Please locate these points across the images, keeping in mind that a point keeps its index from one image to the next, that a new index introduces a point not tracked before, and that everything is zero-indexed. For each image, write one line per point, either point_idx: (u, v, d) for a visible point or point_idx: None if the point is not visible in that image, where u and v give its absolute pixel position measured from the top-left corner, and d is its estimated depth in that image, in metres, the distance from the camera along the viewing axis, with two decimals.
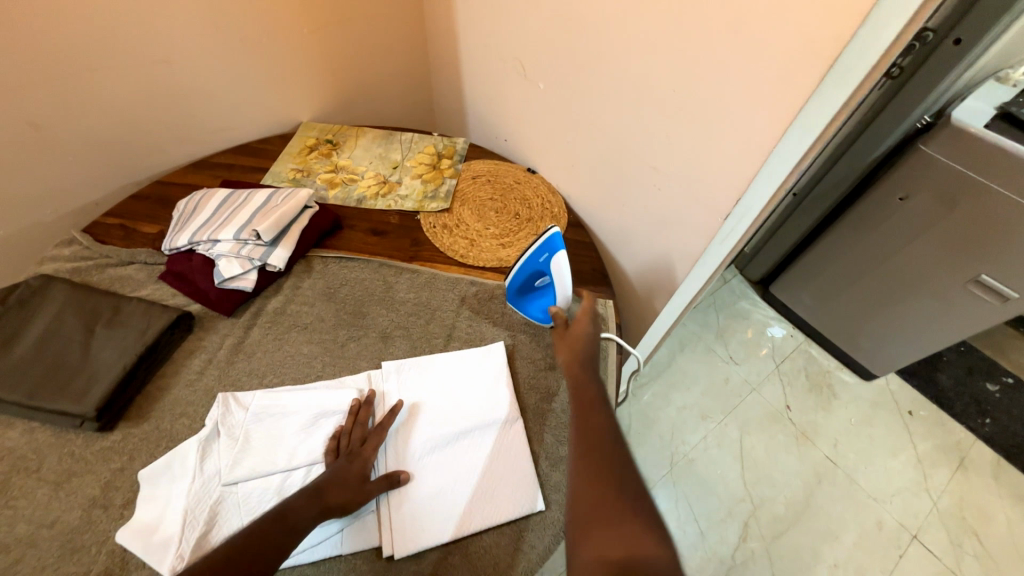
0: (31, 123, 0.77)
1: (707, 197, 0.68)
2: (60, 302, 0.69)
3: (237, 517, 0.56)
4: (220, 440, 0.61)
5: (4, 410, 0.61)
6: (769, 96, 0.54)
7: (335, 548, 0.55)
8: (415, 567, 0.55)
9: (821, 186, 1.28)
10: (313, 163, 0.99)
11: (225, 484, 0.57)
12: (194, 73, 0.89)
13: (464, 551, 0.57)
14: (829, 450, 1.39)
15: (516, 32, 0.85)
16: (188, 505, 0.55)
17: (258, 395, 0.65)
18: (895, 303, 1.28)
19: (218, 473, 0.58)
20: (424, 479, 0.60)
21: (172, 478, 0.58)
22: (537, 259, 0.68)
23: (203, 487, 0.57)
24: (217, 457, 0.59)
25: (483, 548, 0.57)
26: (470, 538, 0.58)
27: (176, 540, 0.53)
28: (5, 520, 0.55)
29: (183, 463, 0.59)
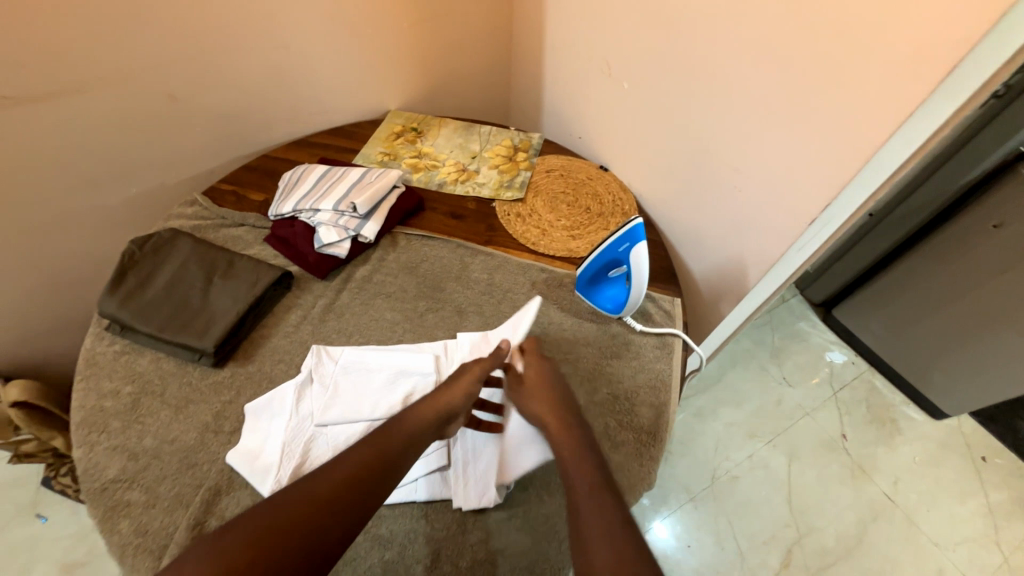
0: (169, 95, 0.89)
1: (790, 203, 0.69)
2: (185, 252, 0.77)
3: (326, 455, 0.62)
4: (313, 386, 0.67)
5: (138, 339, 0.71)
6: (879, 100, 0.54)
7: (409, 495, 0.60)
8: (479, 523, 0.59)
9: (903, 207, 1.22)
10: (399, 149, 1.06)
11: (317, 425, 0.63)
12: (307, 60, 0.98)
13: (527, 515, 0.60)
14: (887, 486, 1.31)
15: (606, 33, 0.89)
16: (286, 439, 0.62)
17: (347, 351, 0.71)
18: (978, 336, 1.20)
19: (311, 415, 0.65)
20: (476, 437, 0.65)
21: (272, 413, 0.65)
22: (617, 248, 0.69)
23: (298, 425, 0.64)
24: (310, 401, 0.66)
25: (544, 515, 0.60)
26: (533, 504, 0.61)
27: (276, 466, 0.60)
28: (135, 432, 0.64)
29: (282, 402, 0.66)
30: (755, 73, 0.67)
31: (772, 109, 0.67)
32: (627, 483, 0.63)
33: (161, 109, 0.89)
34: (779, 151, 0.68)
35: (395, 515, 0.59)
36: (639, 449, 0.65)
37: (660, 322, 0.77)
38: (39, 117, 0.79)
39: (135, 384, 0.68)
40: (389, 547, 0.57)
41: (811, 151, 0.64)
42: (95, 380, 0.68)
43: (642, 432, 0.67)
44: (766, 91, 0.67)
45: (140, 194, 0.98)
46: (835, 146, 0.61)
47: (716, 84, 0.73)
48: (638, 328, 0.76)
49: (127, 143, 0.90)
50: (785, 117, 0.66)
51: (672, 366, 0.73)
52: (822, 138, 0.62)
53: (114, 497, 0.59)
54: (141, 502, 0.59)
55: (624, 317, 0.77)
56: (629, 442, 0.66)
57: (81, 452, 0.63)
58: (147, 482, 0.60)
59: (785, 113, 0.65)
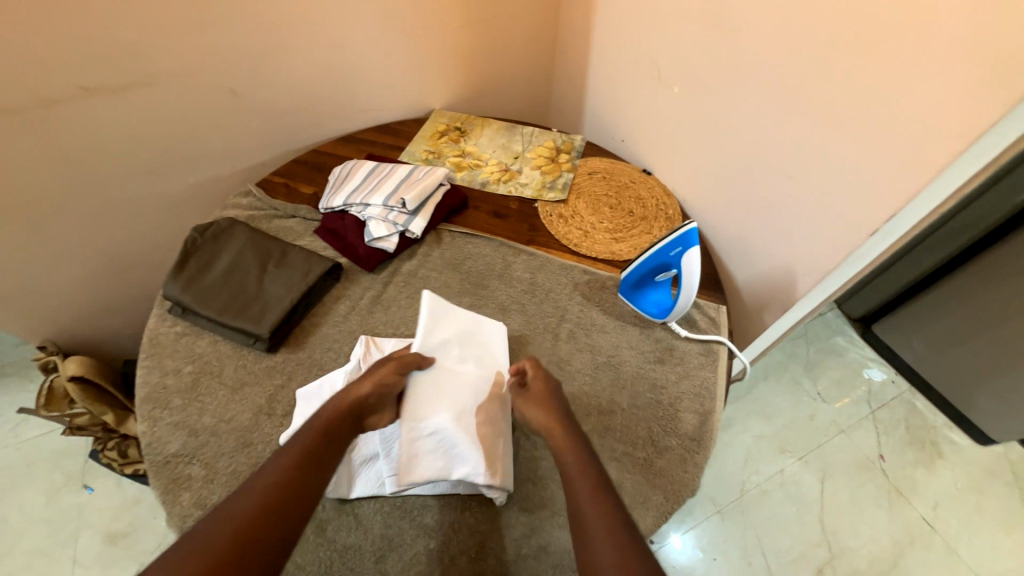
0: (231, 90, 0.93)
1: (849, 212, 0.68)
2: (241, 240, 0.80)
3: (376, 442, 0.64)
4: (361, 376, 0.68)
5: (197, 322, 0.74)
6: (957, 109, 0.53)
7: (446, 488, 0.62)
8: (525, 517, 0.60)
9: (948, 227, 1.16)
10: (443, 147, 1.07)
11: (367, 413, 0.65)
12: (360, 58, 1.01)
13: None
14: (927, 511, 1.24)
15: (659, 37, 0.89)
16: None
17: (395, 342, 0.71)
18: None
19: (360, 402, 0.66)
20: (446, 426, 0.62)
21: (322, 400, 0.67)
22: (668, 252, 0.69)
23: None
24: None
25: None
26: None
27: None
28: (195, 410, 0.67)
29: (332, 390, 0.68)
30: (817, 81, 0.66)
31: (836, 117, 0.66)
32: (672, 489, 0.63)
33: (221, 103, 0.93)
34: (841, 159, 0.67)
35: (442, 506, 0.61)
36: (684, 455, 0.65)
37: (705, 329, 0.76)
38: (112, 108, 0.84)
39: (194, 364, 0.71)
40: (434, 536, 0.59)
41: (877, 160, 0.63)
42: (158, 358, 0.72)
43: (686, 439, 0.66)
44: (830, 99, 0.66)
45: (197, 184, 1.02)
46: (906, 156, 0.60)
47: (774, 91, 0.73)
48: (682, 334, 0.75)
49: (189, 135, 0.94)
50: (849, 125, 0.65)
51: (717, 375, 0.72)
52: (891, 147, 0.61)
53: (175, 470, 0.62)
54: (201, 477, 0.62)
55: (668, 322, 0.76)
56: (673, 448, 0.65)
57: (144, 426, 0.66)
58: (205, 458, 0.63)
59: (851, 121, 0.64)
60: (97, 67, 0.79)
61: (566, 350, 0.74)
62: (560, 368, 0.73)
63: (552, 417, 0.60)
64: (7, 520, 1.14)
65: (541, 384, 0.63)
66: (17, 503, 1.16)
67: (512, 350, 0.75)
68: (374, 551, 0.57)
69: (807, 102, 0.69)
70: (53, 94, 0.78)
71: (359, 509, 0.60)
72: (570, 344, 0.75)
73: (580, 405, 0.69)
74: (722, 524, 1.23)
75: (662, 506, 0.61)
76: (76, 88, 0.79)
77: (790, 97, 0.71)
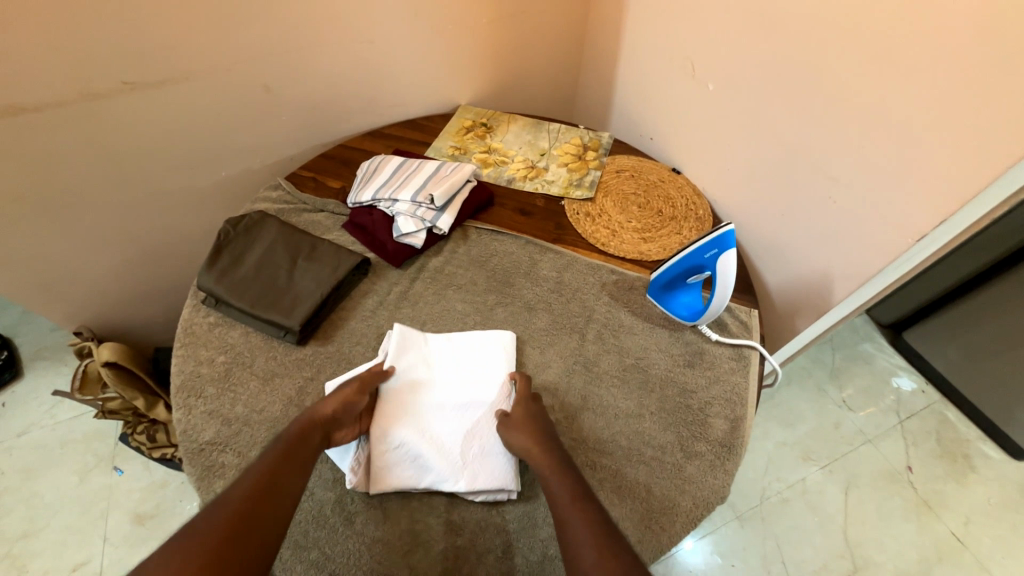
0: (265, 86, 0.94)
1: (897, 216, 0.66)
2: (272, 233, 0.81)
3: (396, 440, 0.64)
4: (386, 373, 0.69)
5: (230, 313, 0.76)
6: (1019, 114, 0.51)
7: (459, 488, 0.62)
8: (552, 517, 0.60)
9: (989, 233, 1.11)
10: (469, 143, 1.07)
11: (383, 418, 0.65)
12: (390, 53, 1.01)
13: None
14: (957, 526, 1.19)
15: (695, 33, 0.87)
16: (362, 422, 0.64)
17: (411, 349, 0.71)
18: None
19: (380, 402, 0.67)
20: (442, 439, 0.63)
21: None
22: (703, 254, 0.68)
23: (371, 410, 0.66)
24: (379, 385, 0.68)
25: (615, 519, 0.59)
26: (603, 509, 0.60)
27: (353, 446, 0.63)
28: (229, 399, 0.68)
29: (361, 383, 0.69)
30: (865, 81, 0.64)
31: (886, 118, 0.64)
32: (700, 496, 0.61)
33: (254, 98, 0.95)
34: (890, 162, 0.65)
35: (469, 503, 0.61)
36: (713, 462, 0.64)
37: (736, 333, 0.75)
38: (151, 102, 0.86)
39: (227, 354, 0.73)
40: (460, 533, 0.59)
41: (927, 164, 0.61)
42: (192, 348, 0.73)
43: (716, 445, 0.65)
44: (880, 99, 0.64)
45: (228, 177, 1.04)
46: (959, 161, 0.58)
47: (817, 91, 0.71)
48: (713, 338, 0.74)
49: (222, 129, 0.96)
50: (900, 128, 0.63)
51: (748, 381, 0.71)
52: (944, 150, 0.59)
53: (209, 458, 0.64)
54: (233, 465, 0.63)
55: (699, 325, 0.75)
56: (702, 454, 0.64)
57: (180, 414, 0.68)
58: (238, 447, 0.65)
59: (902, 122, 0.62)
60: (138, 62, 0.81)
61: (593, 351, 0.74)
62: (587, 369, 0.72)
63: (533, 444, 0.59)
64: (43, 497, 1.18)
65: (523, 412, 0.62)
66: (52, 482, 1.20)
67: (538, 349, 0.74)
68: (401, 545, 0.58)
69: (853, 103, 0.67)
70: (96, 88, 0.80)
71: (386, 505, 0.61)
72: (597, 345, 0.74)
73: (607, 407, 0.68)
74: (740, 530, 1.20)
75: (691, 512, 0.60)
76: (118, 82, 0.81)
77: (835, 97, 0.69)
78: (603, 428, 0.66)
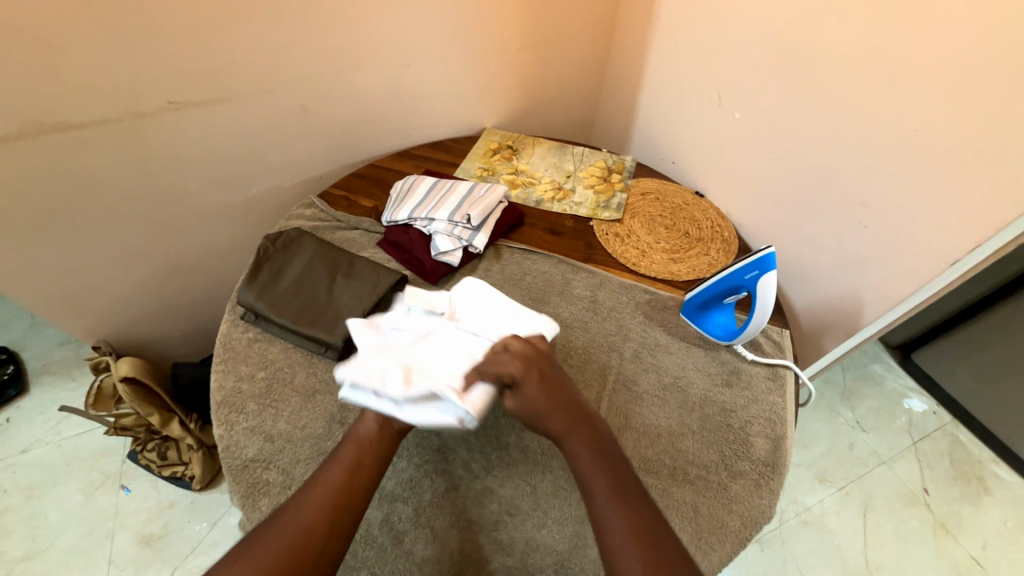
0: (303, 108, 0.97)
1: (928, 240, 0.69)
2: (311, 250, 0.82)
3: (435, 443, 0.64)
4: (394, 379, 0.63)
5: (270, 328, 0.76)
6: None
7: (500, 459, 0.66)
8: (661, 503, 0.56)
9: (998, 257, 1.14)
10: (496, 165, 1.09)
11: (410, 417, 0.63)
12: (422, 78, 1.05)
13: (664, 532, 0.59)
14: (975, 549, 1.19)
15: (721, 64, 0.91)
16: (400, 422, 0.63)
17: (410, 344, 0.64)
18: None
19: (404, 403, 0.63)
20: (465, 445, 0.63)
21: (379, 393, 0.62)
22: (743, 275, 0.70)
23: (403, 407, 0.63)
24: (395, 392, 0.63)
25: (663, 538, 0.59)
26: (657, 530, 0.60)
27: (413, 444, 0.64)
28: (271, 415, 0.69)
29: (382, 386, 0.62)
30: (894, 114, 0.68)
31: (919, 146, 0.66)
32: (747, 515, 0.62)
33: (292, 119, 0.97)
34: (919, 187, 0.68)
35: (517, 523, 0.61)
36: (758, 481, 0.64)
37: (770, 353, 0.76)
38: (196, 122, 0.88)
39: (267, 370, 0.73)
40: (511, 553, 0.59)
41: (958, 193, 0.64)
42: (232, 364, 0.73)
43: (759, 463, 0.66)
44: (910, 129, 0.67)
45: (258, 195, 1.05)
46: (996, 189, 0.61)
47: (845, 121, 0.74)
48: (749, 358, 0.75)
49: (257, 149, 0.98)
50: (929, 156, 0.66)
51: (785, 401, 0.72)
52: (975, 179, 0.62)
53: (253, 475, 0.64)
54: (278, 483, 0.63)
55: (734, 345, 0.77)
56: (746, 473, 0.65)
57: (221, 430, 0.68)
58: (283, 465, 0.65)
59: (933, 151, 0.65)
60: (184, 83, 0.83)
61: (631, 370, 0.75)
62: (627, 387, 0.73)
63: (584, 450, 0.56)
64: (48, 516, 1.15)
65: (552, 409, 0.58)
66: (56, 500, 1.17)
67: (576, 366, 0.75)
68: (453, 565, 0.58)
69: (883, 130, 0.70)
70: (145, 107, 0.82)
71: (434, 524, 0.61)
72: (635, 363, 0.75)
73: (650, 425, 0.69)
74: (760, 554, 1.18)
75: (740, 533, 0.61)
76: (165, 102, 0.84)
77: (865, 128, 0.72)
78: (647, 447, 0.67)
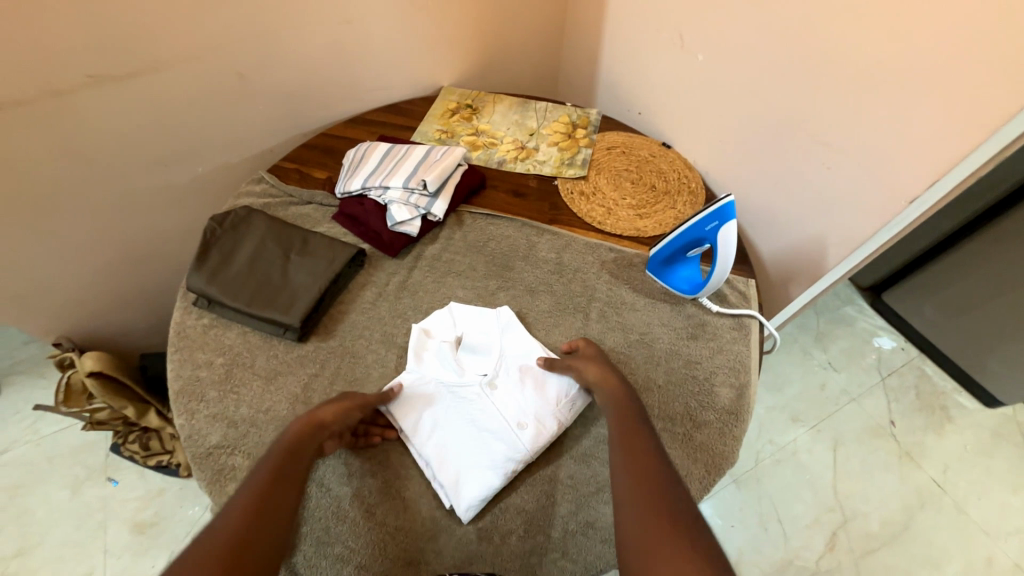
0: (238, 74, 0.89)
1: (891, 180, 0.67)
2: (261, 228, 0.78)
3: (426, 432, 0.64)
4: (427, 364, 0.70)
5: (224, 314, 0.73)
6: None
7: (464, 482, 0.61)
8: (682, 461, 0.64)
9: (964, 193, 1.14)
10: (456, 126, 1.04)
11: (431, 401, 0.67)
12: (367, 33, 0.97)
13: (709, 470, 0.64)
14: (937, 474, 1.26)
15: (683, 1, 0.85)
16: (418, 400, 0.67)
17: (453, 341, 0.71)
18: None
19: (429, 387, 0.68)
20: (452, 447, 0.63)
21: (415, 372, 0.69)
22: (704, 227, 0.69)
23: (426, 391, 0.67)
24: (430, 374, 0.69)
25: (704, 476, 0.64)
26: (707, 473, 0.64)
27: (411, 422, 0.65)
28: (233, 401, 0.67)
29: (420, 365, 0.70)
30: (859, 45, 0.64)
31: (880, 80, 0.64)
32: (711, 462, 0.64)
33: (229, 87, 0.90)
34: (880, 125, 0.66)
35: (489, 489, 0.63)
36: (722, 429, 0.66)
37: (735, 303, 0.76)
38: (119, 96, 0.81)
39: (226, 355, 0.71)
40: (482, 516, 0.61)
41: (918, 129, 0.62)
42: (188, 352, 0.71)
43: (723, 412, 0.67)
44: (873, 61, 0.64)
45: (205, 172, 0.99)
46: (955, 122, 0.59)
47: (811, 59, 0.70)
48: (713, 310, 0.75)
49: (195, 122, 0.91)
50: (891, 91, 0.63)
51: (750, 349, 0.72)
52: (936, 114, 0.60)
53: (219, 461, 0.64)
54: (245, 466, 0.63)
55: (699, 298, 0.77)
56: (711, 422, 0.66)
57: (182, 419, 0.67)
58: (248, 449, 0.64)
59: (896, 86, 0.63)
60: (99, 51, 0.75)
61: (597, 329, 0.74)
62: None
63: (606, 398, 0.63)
64: (35, 513, 1.15)
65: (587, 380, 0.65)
66: (41, 497, 1.16)
67: (543, 331, 0.75)
68: (427, 529, 0.60)
69: (847, 64, 0.67)
70: (58, 83, 0.75)
71: (405, 495, 0.62)
72: (601, 323, 0.75)
73: None
74: (738, 493, 1.23)
75: (702, 478, 0.63)
76: (81, 76, 0.76)
77: (830, 66, 0.68)
78: None
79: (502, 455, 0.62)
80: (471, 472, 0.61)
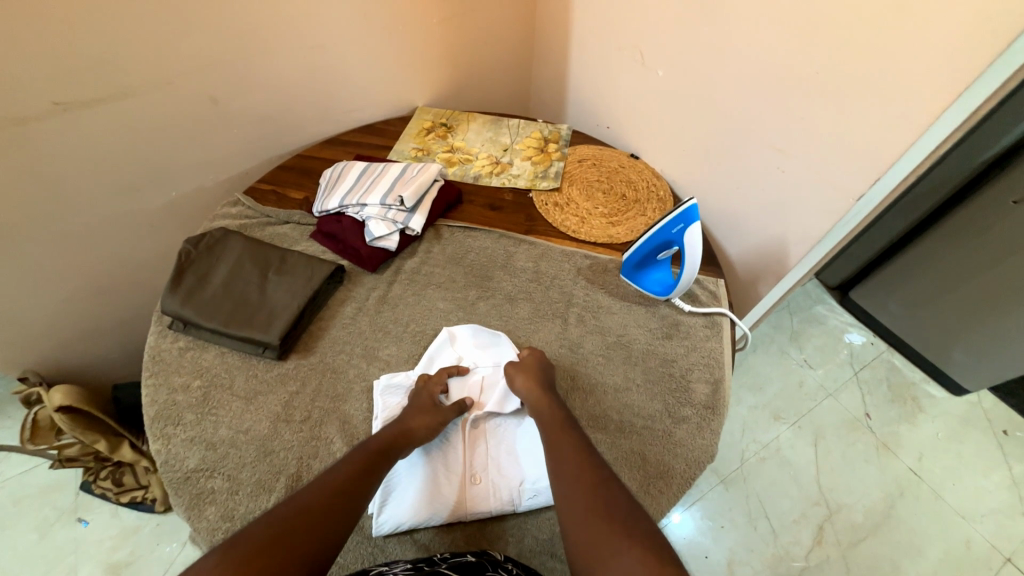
0: (212, 99, 0.91)
1: (839, 180, 0.72)
2: (239, 248, 0.78)
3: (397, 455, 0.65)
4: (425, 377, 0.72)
5: (201, 334, 0.72)
6: (947, 78, 0.57)
7: (407, 511, 0.60)
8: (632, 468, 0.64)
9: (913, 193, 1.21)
10: (431, 144, 1.06)
11: None
12: (341, 57, 0.99)
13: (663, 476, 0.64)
14: (912, 462, 1.30)
15: (640, 22, 0.91)
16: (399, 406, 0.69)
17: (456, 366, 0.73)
18: (991, 313, 1.21)
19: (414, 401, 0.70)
20: (414, 476, 0.63)
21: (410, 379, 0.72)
22: (671, 230, 0.72)
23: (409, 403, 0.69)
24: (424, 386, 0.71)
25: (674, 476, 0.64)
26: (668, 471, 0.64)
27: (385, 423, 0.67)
28: (211, 423, 0.67)
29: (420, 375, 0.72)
30: (800, 57, 0.70)
31: (821, 88, 0.69)
32: (691, 457, 0.66)
33: (202, 112, 0.91)
34: (825, 129, 0.71)
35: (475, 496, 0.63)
36: (700, 423, 0.68)
37: (707, 303, 0.79)
38: (89, 124, 0.81)
39: (203, 377, 0.70)
40: (467, 522, 0.62)
41: (858, 132, 0.67)
42: (164, 375, 0.70)
43: (700, 407, 0.69)
44: (814, 72, 0.69)
45: (180, 196, 0.99)
46: (890, 124, 0.64)
47: (761, 71, 0.76)
48: (686, 309, 0.78)
49: (168, 147, 0.91)
50: (832, 98, 0.68)
51: (723, 345, 0.75)
52: (872, 119, 0.65)
53: (197, 485, 0.62)
54: (225, 489, 0.62)
55: (672, 299, 0.79)
56: (689, 418, 0.68)
57: (159, 444, 0.65)
58: (227, 471, 0.63)
59: (836, 93, 0.68)
60: (67, 79, 0.75)
61: (576, 333, 0.76)
62: (573, 350, 0.75)
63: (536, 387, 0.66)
64: None
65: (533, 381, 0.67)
66: (5, 543, 1.10)
67: (524, 338, 0.76)
68: (413, 541, 0.60)
69: (792, 75, 0.72)
70: (25, 111, 0.74)
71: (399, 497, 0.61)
72: (580, 327, 0.77)
73: (597, 384, 0.71)
74: (727, 493, 1.25)
75: (683, 476, 0.65)
76: (49, 103, 0.76)
77: (777, 78, 0.74)
78: (596, 405, 0.69)
79: (449, 497, 0.62)
80: (402, 485, 0.62)
